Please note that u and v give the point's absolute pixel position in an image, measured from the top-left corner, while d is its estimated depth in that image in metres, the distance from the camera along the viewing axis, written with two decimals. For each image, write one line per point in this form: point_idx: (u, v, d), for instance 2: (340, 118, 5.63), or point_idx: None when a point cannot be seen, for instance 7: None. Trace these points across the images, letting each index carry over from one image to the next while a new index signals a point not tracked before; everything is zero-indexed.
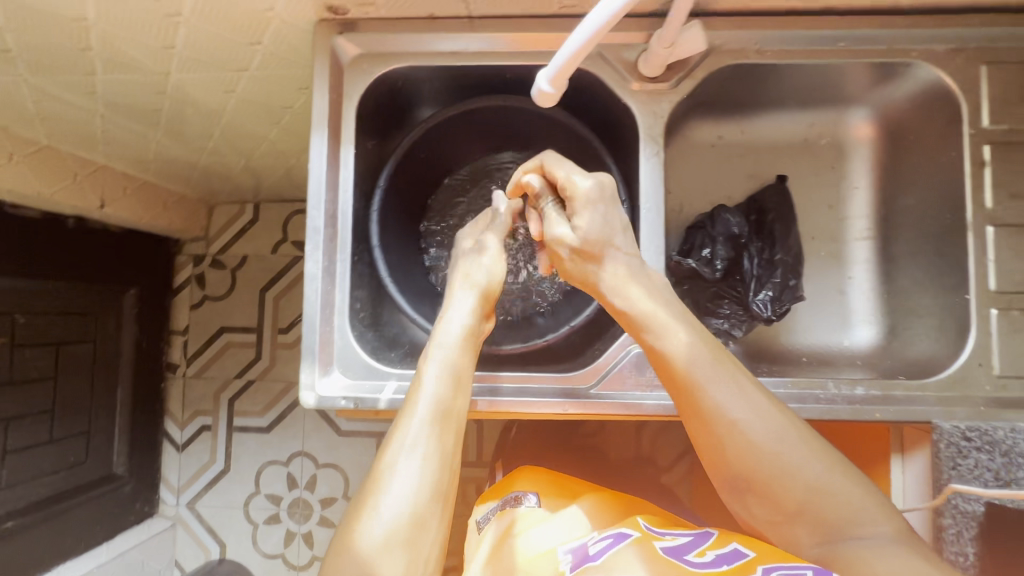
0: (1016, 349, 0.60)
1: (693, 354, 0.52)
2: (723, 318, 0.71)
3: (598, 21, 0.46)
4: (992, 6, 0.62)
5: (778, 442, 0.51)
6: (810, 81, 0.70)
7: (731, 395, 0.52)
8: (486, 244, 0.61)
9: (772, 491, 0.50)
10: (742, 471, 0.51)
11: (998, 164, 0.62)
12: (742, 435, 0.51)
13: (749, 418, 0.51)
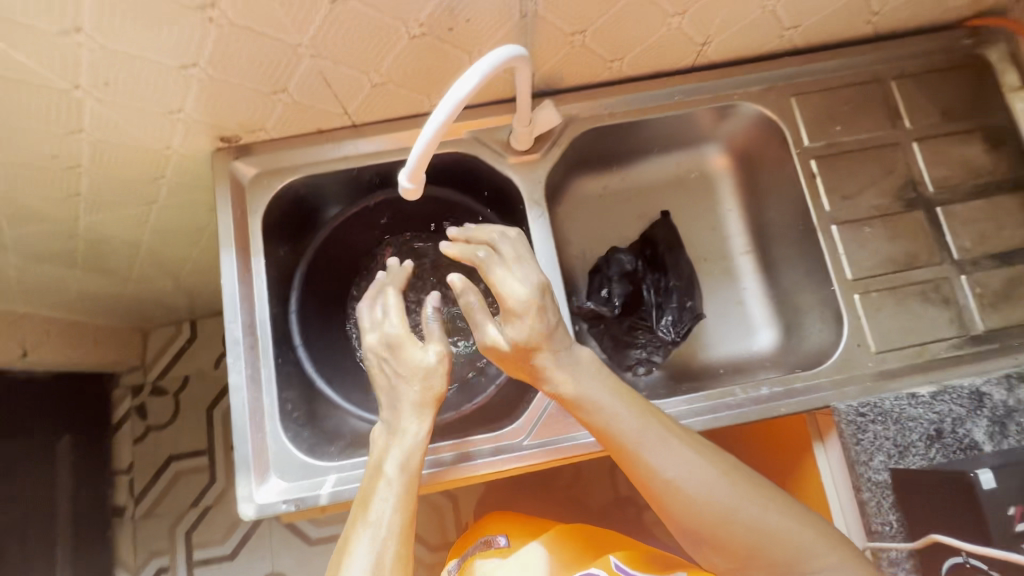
0: (884, 326, 0.68)
1: (618, 422, 0.56)
2: (642, 348, 0.78)
3: (445, 112, 0.49)
4: (784, 51, 0.75)
5: (716, 489, 0.54)
6: (665, 130, 0.81)
7: (662, 456, 0.55)
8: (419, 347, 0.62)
9: (714, 536, 0.53)
10: (686, 521, 0.54)
11: (825, 173, 0.73)
12: (677, 490, 0.54)
13: (682, 473, 0.54)
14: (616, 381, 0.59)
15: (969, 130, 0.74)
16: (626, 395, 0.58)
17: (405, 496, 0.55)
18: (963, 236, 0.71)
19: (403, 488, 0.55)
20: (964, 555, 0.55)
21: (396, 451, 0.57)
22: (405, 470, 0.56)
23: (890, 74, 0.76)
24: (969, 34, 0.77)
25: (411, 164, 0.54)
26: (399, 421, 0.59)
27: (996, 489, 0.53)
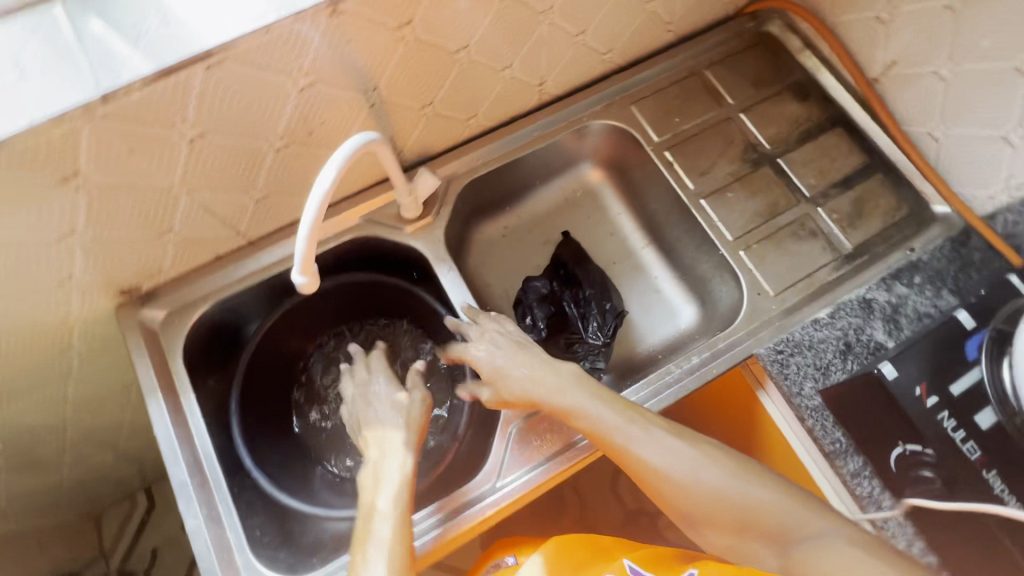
0: (772, 270, 0.76)
1: (603, 425, 0.60)
2: (584, 360, 0.81)
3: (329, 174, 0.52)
4: (612, 71, 0.87)
5: (701, 472, 0.56)
6: (538, 163, 0.89)
7: (647, 447, 0.58)
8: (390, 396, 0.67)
9: (706, 515, 0.55)
10: (681, 506, 0.56)
11: (678, 160, 0.83)
12: (667, 477, 0.56)
13: (668, 461, 0.56)
14: (593, 389, 0.63)
15: (778, 92, 0.87)
16: (603, 396, 0.62)
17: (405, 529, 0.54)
18: (806, 176, 0.82)
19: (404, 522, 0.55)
20: (902, 444, 0.62)
21: (388, 484, 0.58)
22: (398, 501, 0.56)
23: (701, 67, 0.89)
24: (750, 18, 0.92)
25: (298, 262, 0.56)
26: (389, 458, 0.60)
27: (895, 379, 0.64)
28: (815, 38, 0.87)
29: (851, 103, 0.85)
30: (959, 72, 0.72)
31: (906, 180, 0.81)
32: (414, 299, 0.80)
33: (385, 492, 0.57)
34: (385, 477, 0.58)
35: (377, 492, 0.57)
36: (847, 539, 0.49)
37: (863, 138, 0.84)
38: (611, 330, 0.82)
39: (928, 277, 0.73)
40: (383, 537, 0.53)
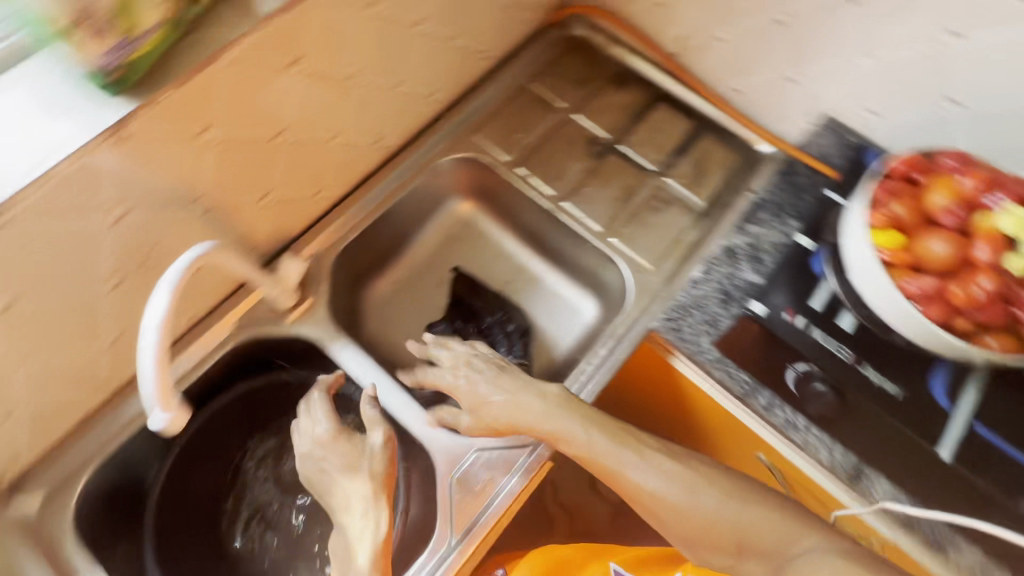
0: (642, 247, 0.81)
1: (596, 454, 0.61)
2: None
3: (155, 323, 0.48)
4: (447, 109, 0.89)
5: (684, 488, 0.57)
6: (404, 212, 0.90)
7: (635, 472, 0.59)
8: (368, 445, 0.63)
9: (700, 537, 0.56)
10: (676, 527, 0.57)
11: (532, 172, 0.87)
12: (667, 503, 0.57)
13: (660, 488, 0.58)
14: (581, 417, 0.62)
15: (601, 86, 0.94)
16: (598, 422, 0.62)
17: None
18: (647, 153, 0.89)
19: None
20: (792, 367, 0.66)
21: (361, 551, 0.58)
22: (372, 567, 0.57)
23: (527, 82, 0.94)
24: (557, 27, 0.98)
25: (152, 399, 0.51)
26: (360, 521, 0.60)
27: (765, 312, 0.69)
28: (617, 31, 0.95)
29: (664, 79, 0.93)
30: (735, 33, 0.81)
31: (729, 133, 0.90)
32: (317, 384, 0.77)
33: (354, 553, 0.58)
34: (357, 543, 0.59)
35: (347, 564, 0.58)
36: (834, 552, 0.49)
37: (684, 106, 0.93)
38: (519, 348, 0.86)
39: (774, 211, 0.79)
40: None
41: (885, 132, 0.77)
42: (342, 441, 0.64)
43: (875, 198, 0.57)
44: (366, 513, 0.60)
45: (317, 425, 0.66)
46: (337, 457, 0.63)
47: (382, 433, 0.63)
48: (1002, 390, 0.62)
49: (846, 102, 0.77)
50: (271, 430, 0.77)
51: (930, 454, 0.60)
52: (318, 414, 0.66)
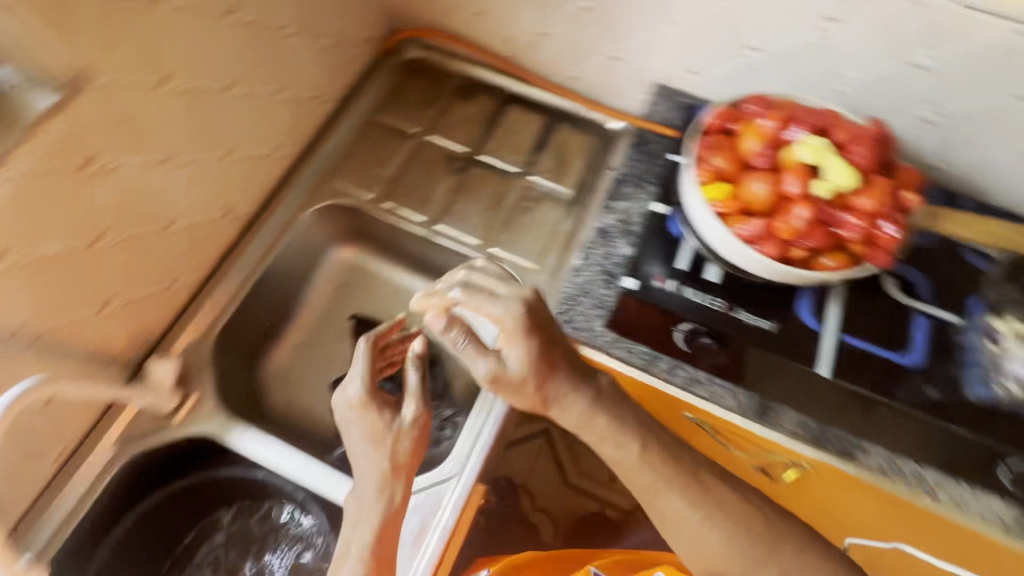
0: (522, 249, 0.82)
1: (641, 485, 0.59)
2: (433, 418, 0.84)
3: None
4: (297, 161, 0.87)
5: (716, 530, 0.57)
6: (282, 275, 0.86)
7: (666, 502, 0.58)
8: (402, 415, 0.63)
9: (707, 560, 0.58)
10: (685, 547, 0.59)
11: (399, 203, 0.86)
12: (697, 540, 0.58)
13: (697, 530, 0.58)
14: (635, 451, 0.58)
15: (448, 102, 0.94)
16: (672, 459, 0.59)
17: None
18: (509, 157, 0.90)
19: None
20: (677, 328, 0.67)
21: (356, 546, 0.57)
22: (367, 562, 0.56)
23: (375, 115, 0.93)
24: (393, 54, 0.98)
25: None
26: (371, 501, 0.59)
27: (639, 286, 0.70)
28: (450, 45, 0.95)
29: (507, 82, 0.95)
30: (553, 26, 0.83)
31: (580, 118, 0.93)
32: (210, 485, 0.72)
33: (360, 540, 0.57)
34: (368, 519, 0.58)
35: (350, 553, 0.57)
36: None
37: (533, 103, 0.95)
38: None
39: (635, 183, 0.78)
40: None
41: (710, 88, 0.79)
42: (372, 412, 0.62)
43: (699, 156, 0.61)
44: (378, 496, 0.59)
45: (353, 381, 0.64)
46: (370, 419, 0.62)
47: (417, 405, 0.63)
48: (864, 291, 0.67)
49: (667, 68, 0.80)
50: (199, 532, 0.73)
51: (809, 375, 0.63)
52: (358, 370, 0.64)
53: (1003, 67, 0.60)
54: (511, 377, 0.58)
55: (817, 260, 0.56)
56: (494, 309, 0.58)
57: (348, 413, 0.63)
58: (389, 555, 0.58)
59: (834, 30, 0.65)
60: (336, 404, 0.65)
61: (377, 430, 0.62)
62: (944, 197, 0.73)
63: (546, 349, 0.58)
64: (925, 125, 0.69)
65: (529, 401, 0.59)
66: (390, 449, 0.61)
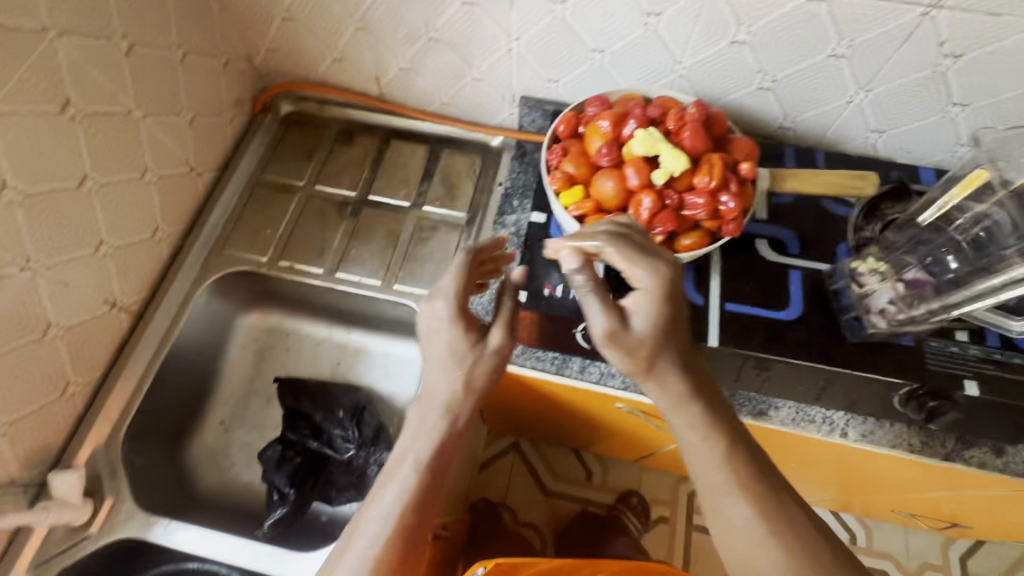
0: (424, 279, 0.84)
1: (708, 486, 0.53)
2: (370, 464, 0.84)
3: None
4: (184, 237, 0.86)
5: (781, 552, 0.50)
6: (190, 353, 0.85)
7: (724, 503, 0.52)
8: (488, 342, 0.61)
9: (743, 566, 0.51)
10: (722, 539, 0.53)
11: (295, 260, 0.86)
12: (746, 554, 0.51)
13: (754, 545, 0.51)
14: (718, 450, 0.53)
15: (331, 148, 0.95)
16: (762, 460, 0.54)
17: (407, 515, 0.56)
18: (399, 191, 0.91)
19: (409, 498, 0.56)
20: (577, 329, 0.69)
21: (410, 463, 0.58)
22: (419, 473, 0.57)
23: (258, 176, 0.92)
24: (266, 112, 0.97)
25: None
26: (436, 418, 0.60)
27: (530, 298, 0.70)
28: (320, 95, 0.95)
29: (385, 119, 0.96)
30: (410, 60, 0.84)
31: (462, 140, 0.95)
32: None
33: (420, 449, 0.58)
34: (426, 437, 0.59)
35: (405, 464, 0.58)
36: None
37: (415, 135, 0.96)
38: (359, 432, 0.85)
39: (520, 195, 0.80)
40: (389, 514, 0.55)
41: (567, 93, 0.83)
42: (459, 331, 0.60)
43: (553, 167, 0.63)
44: (444, 413, 0.60)
45: (442, 296, 0.61)
46: (458, 331, 0.61)
47: (500, 338, 0.62)
48: (741, 256, 0.70)
49: (526, 80, 0.83)
50: None
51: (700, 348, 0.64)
52: (449, 289, 0.61)
53: (806, 31, 0.64)
54: (631, 340, 0.52)
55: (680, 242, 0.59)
56: (642, 270, 0.51)
57: (436, 323, 0.61)
58: (438, 487, 0.58)
59: (655, 23, 0.68)
60: (422, 313, 0.63)
61: (463, 350, 0.60)
62: (795, 154, 0.78)
63: (672, 320, 0.53)
64: (761, 92, 0.74)
65: (630, 367, 0.53)
66: (466, 370, 0.60)
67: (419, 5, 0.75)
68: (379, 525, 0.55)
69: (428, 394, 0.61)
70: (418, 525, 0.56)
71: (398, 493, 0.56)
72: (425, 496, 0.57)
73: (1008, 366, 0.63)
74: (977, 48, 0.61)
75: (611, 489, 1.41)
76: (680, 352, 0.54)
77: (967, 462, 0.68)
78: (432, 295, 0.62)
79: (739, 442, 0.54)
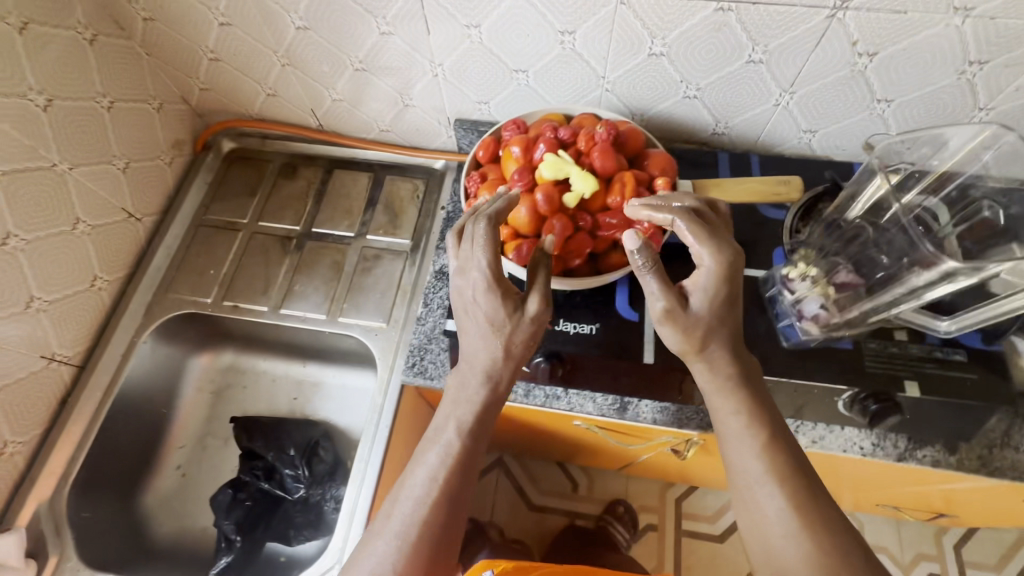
0: (370, 310, 0.83)
1: (746, 475, 0.51)
2: (326, 500, 0.82)
3: None
4: (126, 285, 0.85)
5: (804, 553, 0.47)
6: (140, 401, 0.84)
7: (758, 491, 0.50)
8: (528, 305, 0.53)
9: (767, 552, 0.49)
10: (749, 524, 0.51)
11: (240, 299, 0.85)
12: (777, 546, 0.48)
13: (786, 539, 0.48)
14: (758, 440, 0.52)
15: (274, 182, 0.95)
16: (796, 450, 0.52)
17: (451, 482, 0.53)
18: (343, 222, 0.90)
19: (452, 464, 0.53)
20: None
21: (444, 432, 0.55)
22: (458, 438, 0.55)
23: (202, 215, 0.92)
24: (207, 151, 0.96)
25: None
26: (475, 387, 0.55)
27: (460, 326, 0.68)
28: (260, 130, 0.95)
29: (327, 149, 0.96)
30: (342, 91, 0.84)
31: (405, 165, 0.95)
32: None
33: (459, 415, 0.55)
34: (467, 404, 0.55)
35: (445, 430, 0.55)
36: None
37: (358, 163, 0.96)
38: (310, 471, 0.83)
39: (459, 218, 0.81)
40: (432, 480, 0.53)
41: (500, 113, 0.82)
42: (498, 298, 0.52)
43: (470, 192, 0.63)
44: (483, 381, 0.55)
45: (475, 267, 0.53)
46: (494, 301, 0.53)
47: (540, 303, 0.53)
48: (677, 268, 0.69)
49: (458, 103, 0.82)
50: None
51: (634, 365, 0.64)
52: (480, 261, 0.52)
53: (719, 39, 0.64)
54: (689, 319, 0.51)
55: (599, 261, 0.60)
56: (711, 249, 0.50)
57: (471, 296, 0.54)
58: (476, 457, 0.55)
59: (570, 41, 0.68)
60: (455, 284, 0.56)
61: (500, 320, 0.53)
62: (729, 160, 0.78)
63: (731, 299, 0.52)
64: (688, 100, 0.73)
65: (682, 345, 0.52)
66: (506, 338, 0.53)
67: (340, 38, 0.74)
68: (424, 488, 0.53)
69: (467, 359, 0.57)
70: (459, 497, 0.54)
71: (440, 459, 0.54)
72: (467, 465, 0.54)
73: (947, 363, 0.62)
74: (890, 45, 0.61)
75: (598, 499, 1.39)
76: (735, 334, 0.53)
77: (919, 461, 0.67)
78: (462, 265, 0.55)
79: (780, 433, 0.52)
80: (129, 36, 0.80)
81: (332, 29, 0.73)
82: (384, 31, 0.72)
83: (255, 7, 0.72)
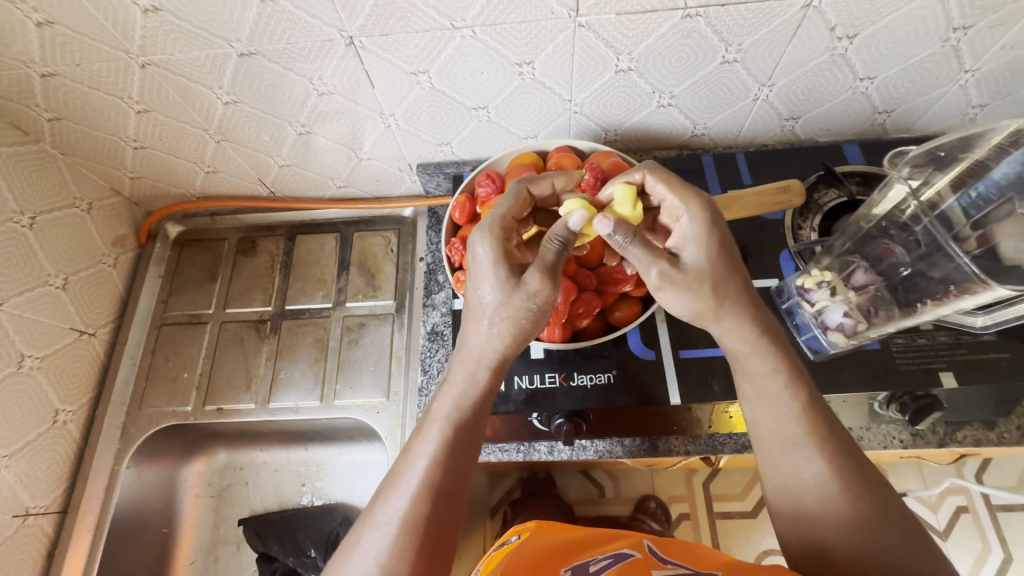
0: (363, 388, 0.78)
1: (779, 434, 0.46)
2: None
3: None
4: (94, 408, 0.78)
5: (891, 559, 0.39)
6: (134, 530, 0.78)
7: (792, 453, 0.44)
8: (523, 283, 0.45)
9: (807, 528, 0.43)
10: (781, 496, 0.45)
11: (223, 401, 0.80)
12: (816, 520, 0.43)
13: (825, 507, 0.42)
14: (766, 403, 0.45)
15: (233, 264, 0.87)
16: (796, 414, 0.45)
17: (439, 470, 0.44)
18: (318, 293, 0.84)
19: (438, 451, 0.45)
20: (533, 417, 0.62)
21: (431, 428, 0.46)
22: (445, 429, 0.46)
23: (161, 314, 0.84)
24: (153, 240, 0.87)
25: None
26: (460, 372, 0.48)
27: None
28: (207, 209, 0.86)
29: (284, 216, 0.88)
30: (288, 156, 0.76)
31: (372, 218, 0.88)
32: None
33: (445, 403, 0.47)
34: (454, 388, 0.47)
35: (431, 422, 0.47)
36: None
37: (321, 225, 0.89)
38: None
39: (442, 268, 0.74)
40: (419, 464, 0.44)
41: (464, 151, 0.76)
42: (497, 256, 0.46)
43: (455, 260, 0.63)
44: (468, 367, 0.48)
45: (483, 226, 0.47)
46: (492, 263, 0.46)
47: (539, 281, 0.45)
48: None
49: (418, 149, 0.76)
50: None
51: (659, 411, 0.61)
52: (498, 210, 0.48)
53: (689, 45, 0.58)
54: (688, 273, 0.47)
55: (607, 317, 0.63)
56: (682, 200, 0.48)
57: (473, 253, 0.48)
58: (470, 448, 0.46)
59: (530, 71, 0.62)
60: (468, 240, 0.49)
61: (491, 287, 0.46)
62: (714, 161, 0.73)
63: (732, 249, 0.48)
64: (663, 109, 0.68)
65: (696, 307, 0.48)
66: (490, 313, 0.47)
67: (275, 105, 0.66)
68: (410, 470, 0.44)
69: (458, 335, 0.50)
70: (455, 488, 0.44)
71: (430, 452, 0.45)
72: (459, 450, 0.46)
73: (977, 346, 0.59)
74: (870, 24, 0.57)
75: (626, 498, 1.26)
76: (739, 277, 0.47)
77: (961, 442, 0.62)
78: None
79: (788, 391, 0.46)
80: (36, 139, 0.70)
81: (261, 97, 0.65)
82: (323, 92, 0.64)
83: (172, 88, 0.63)
